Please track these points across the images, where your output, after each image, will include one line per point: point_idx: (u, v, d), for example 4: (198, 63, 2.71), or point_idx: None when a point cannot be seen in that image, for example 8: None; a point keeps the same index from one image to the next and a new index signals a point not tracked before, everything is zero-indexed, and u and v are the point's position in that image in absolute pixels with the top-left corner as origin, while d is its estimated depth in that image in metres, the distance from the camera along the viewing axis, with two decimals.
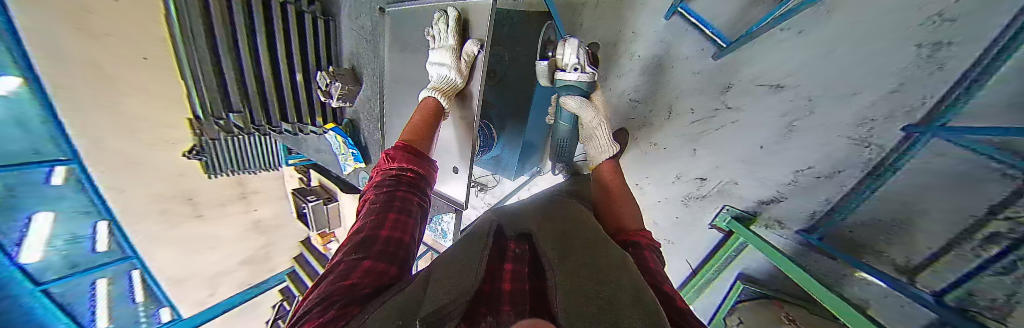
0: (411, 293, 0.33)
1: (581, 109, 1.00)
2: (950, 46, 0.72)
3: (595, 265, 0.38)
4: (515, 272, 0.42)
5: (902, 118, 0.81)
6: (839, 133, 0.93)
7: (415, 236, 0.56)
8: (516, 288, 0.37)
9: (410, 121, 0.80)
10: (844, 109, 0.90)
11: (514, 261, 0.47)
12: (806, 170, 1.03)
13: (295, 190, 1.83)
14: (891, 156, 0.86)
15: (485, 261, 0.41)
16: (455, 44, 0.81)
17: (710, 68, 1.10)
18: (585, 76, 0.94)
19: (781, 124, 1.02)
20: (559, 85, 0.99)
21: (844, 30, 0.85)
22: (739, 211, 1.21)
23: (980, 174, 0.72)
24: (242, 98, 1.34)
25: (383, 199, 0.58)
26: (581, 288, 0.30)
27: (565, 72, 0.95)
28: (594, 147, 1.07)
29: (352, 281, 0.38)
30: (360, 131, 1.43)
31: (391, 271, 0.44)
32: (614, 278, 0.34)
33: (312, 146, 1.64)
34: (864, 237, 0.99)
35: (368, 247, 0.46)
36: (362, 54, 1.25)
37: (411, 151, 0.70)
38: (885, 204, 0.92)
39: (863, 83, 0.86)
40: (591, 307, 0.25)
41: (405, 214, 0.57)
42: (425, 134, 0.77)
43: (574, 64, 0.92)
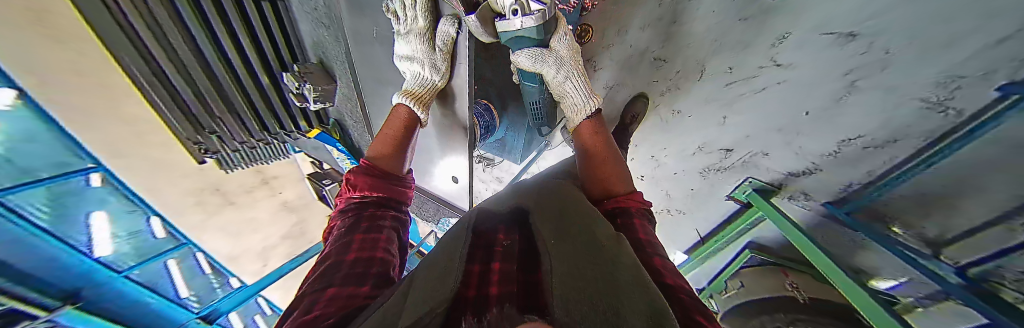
0: (386, 309, 0.29)
1: (539, 67, 0.82)
2: None
3: (592, 254, 0.34)
4: (502, 273, 0.35)
5: (1003, 76, 0.63)
6: (911, 94, 0.76)
7: (388, 254, 0.56)
8: (504, 291, 0.29)
9: (381, 134, 0.73)
10: (927, 64, 0.71)
11: (502, 259, 0.40)
12: (854, 139, 0.90)
13: (310, 175, 1.84)
14: (968, 123, 0.70)
15: (463, 259, 0.37)
16: (427, 28, 0.74)
17: (761, 12, 0.87)
18: (531, 19, 0.64)
19: (839, 84, 0.85)
20: (504, 37, 0.72)
21: None
22: (764, 183, 1.14)
23: None
24: (207, 109, 1.23)
25: (346, 232, 0.58)
26: (580, 279, 0.26)
27: (504, 20, 0.65)
28: (569, 108, 0.88)
29: (315, 313, 0.35)
30: (350, 131, 1.41)
31: (363, 290, 0.43)
32: (611, 256, 0.33)
33: (311, 145, 1.61)
34: (898, 211, 0.92)
35: (334, 277, 0.45)
36: (328, 46, 1.03)
37: (374, 173, 0.68)
38: (938, 178, 0.81)
39: (968, 27, 0.63)
40: (586, 295, 0.22)
41: (371, 236, 0.57)
42: (394, 153, 0.72)
43: (509, 6, 0.62)
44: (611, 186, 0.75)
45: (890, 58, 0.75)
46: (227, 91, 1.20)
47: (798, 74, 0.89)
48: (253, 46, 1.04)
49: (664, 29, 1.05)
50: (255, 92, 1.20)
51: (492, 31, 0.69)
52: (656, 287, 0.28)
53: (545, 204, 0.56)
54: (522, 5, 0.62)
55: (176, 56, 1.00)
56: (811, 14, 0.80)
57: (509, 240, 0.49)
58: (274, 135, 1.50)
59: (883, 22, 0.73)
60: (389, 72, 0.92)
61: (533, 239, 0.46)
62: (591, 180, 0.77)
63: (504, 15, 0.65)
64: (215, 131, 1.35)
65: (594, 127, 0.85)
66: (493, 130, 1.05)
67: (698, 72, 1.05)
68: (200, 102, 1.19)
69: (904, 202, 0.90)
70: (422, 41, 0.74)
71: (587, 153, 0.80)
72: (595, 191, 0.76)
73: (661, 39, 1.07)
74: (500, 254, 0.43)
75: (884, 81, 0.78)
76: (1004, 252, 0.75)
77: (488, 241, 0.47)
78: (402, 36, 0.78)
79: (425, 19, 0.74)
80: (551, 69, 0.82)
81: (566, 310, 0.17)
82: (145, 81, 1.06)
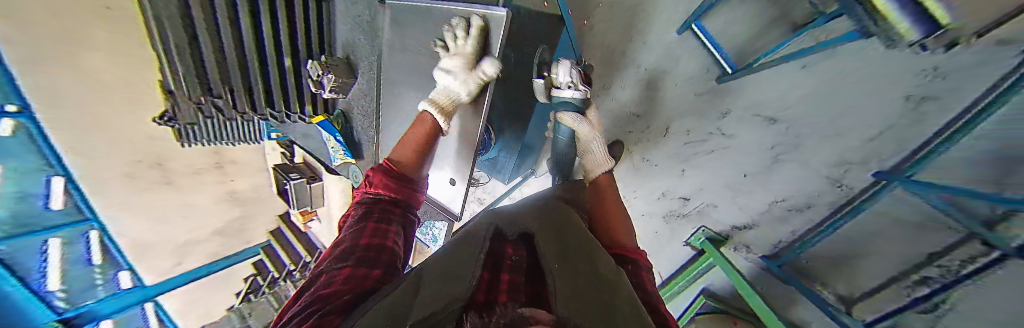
0: (400, 296, 0.30)
1: (578, 125, 0.92)
2: (935, 101, 0.74)
3: (592, 280, 0.36)
4: (513, 283, 0.35)
5: (874, 164, 0.87)
6: (817, 171, 0.99)
7: (397, 243, 0.57)
8: (514, 297, 0.29)
9: (405, 136, 0.77)
10: (827, 148, 0.95)
11: (511, 271, 0.38)
12: (780, 201, 1.10)
13: (278, 166, 1.77)
14: (857, 198, 0.92)
15: (481, 263, 0.39)
16: (473, 55, 0.77)
17: (711, 91, 1.12)
18: (578, 93, 0.90)
19: (768, 154, 1.07)
20: (555, 103, 0.93)
21: (835, 74, 0.88)
22: (714, 233, 1.28)
23: (935, 216, 0.77)
24: (222, 79, 1.18)
25: (359, 220, 0.59)
26: (585, 304, 0.27)
27: (558, 89, 0.90)
28: (592, 161, 0.98)
29: (333, 289, 0.37)
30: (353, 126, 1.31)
31: (374, 276, 0.43)
32: (611, 282, 0.37)
33: (300, 132, 1.53)
34: (818, 268, 1.07)
35: (346, 259, 0.46)
36: (358, 46, 1.10)
37: (393, 171, 0.70)
38: (841, 243, 0.99)
39: (853, 124, 0.89)
40: (589, 305, 0.26)
41: (382, 225, 0.58)
42: (415, 156, 0.75)
43: (568, 82, 0.87)
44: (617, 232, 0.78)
45: (801, 140, 0.99)
46: (247, 68, 1.18)
47: (738, 141, 1.11)
48: (289, 30, 1.07)
49: (644, 91, 1.27)
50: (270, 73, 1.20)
51: (547, 95, 0.93)
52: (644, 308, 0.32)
53: (549, 225, 0.59)
54: (576, 84, 0.89)
55: (215, 25, 1.01)
56: (746, 98, 1.06)
57: (517, 254, 0.46)
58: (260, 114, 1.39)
59: (796, 110, 0.97)
60: (397, 74, 0.98)
61: (537, 253, 0.46)
62: (597, 209, 0.86)
63: (560, 87, 0.89)
64: (218, 97, 1.24)
65: (610, 179, 0.96)
66: (488, 145, 1.09)
67: (664, 129, 1.25)
68: (218, 68, 1.14)
69: (819, 261, 1.06)
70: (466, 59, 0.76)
71: (602, 195, 0.91)
72: (605, 236, 0.77)
73: (643, 98, 1.28)
74: (509, 265, 0.41)
75: (799, 156, 1.01)
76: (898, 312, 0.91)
77: (497, 255, 0.44)
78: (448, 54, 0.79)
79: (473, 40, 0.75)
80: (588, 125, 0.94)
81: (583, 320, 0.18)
82: (172, 42, 1.00)
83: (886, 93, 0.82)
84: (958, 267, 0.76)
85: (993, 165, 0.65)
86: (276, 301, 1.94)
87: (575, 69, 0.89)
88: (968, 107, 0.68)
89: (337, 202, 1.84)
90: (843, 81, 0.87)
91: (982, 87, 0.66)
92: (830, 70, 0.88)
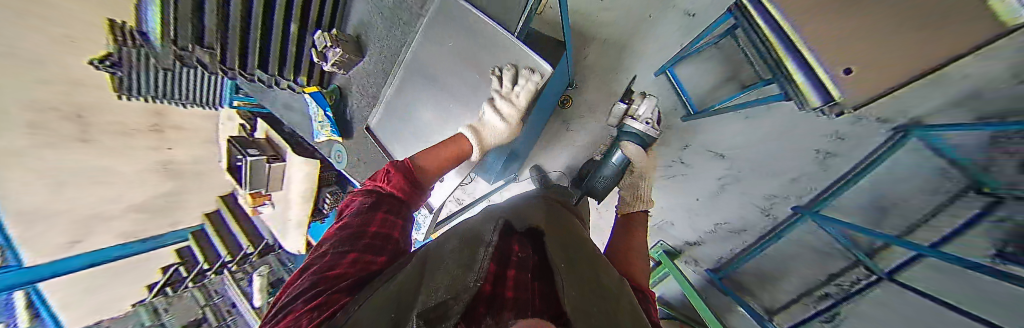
0: (407, 285, 0.35)
1: (636, 157, 1.01)
2: (834, 158, 1.01)
3: (600, 294, 0.42)
4: (518, 279, 0.42)
5: (793, 200, 1.11)
6: (753, 201, 1.20)
7: (403, 237, 0.58)
8: (521, 297, 0.36)
9: (436, 147, 0.79)
10: (760, 184, 1.17)
11: (517, 268, 0.45)
12: (724, 224, 1.29)
13: (233, 138, 1.57)
14: (779, 225, 1.15)
15: (489, 259, 0.43)
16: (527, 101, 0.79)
17: (678, 126, 1.25)
18: (652, 130, 0.99)
19: (716, 183, 1.24)
20: (623, 131, 1.06)
21: (772, 125, 1.08)
22: (670, 246, 1.45)
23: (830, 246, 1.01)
24: (218, 32, 0.96)
25: (370, 205, 0.59)
26: (591, 312, 0.34)
27: (635, 120, 1.01)
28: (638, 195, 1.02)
29: (337, 271, 0.41)
30: (348, 102, 1.24)
31: (379, 260, 0.47)
32: (609, 295, 0.43)
33: (281, 100, 1.35)
34: (747, 280, 1.27)
35: (355, 239, 0.48)
36: (372, 27, 1.06)
37: (409, 169, 0.70)
38: (766, 262, 1.21)
39: (780, 167, 1.11)
40: (586, 314, 0.32)
41: (391, 218, 0.58)
42: (439, 169, 0.76)
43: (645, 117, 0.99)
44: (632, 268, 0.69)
45: (741, 174, 1.18)
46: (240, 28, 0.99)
47: (695, 171, 1.27)
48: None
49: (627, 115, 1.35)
50: (265, 35, 1.03)
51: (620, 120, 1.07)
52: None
53: (554, 227, 0.66)
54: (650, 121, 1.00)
55: None
56: (703, 135, 1.21)
57: (523, 252, 0.53)
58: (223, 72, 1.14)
59: (740, 149, 1.16)
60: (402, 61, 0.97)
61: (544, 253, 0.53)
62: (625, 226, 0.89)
63: (635, 117, 1.02)
64: (183, 47, 0.94)
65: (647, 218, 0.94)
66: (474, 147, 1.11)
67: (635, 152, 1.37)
68: (217, 16, 0.93)
69: (748, 275, 1.26)
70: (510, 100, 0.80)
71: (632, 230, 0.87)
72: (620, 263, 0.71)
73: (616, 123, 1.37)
74: (516, 261, 0.48)
75: (739, 187, 1.21)
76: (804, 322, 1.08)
77: (506, 249, 0.51)
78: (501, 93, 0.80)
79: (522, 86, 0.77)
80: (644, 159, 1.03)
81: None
82: None
83: (805, 146, 1.04)
84: (849, 285, 0.97)
85: (875, 206, 0.93)
86: (203, 297, 1.66)
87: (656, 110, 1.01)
88: (856, 163, 0.96)
89: (298, 184, 1.66)
90: (775, 134, 1.08)
91: (874, 146, 0.92)
92: (769, 121, 1.08)
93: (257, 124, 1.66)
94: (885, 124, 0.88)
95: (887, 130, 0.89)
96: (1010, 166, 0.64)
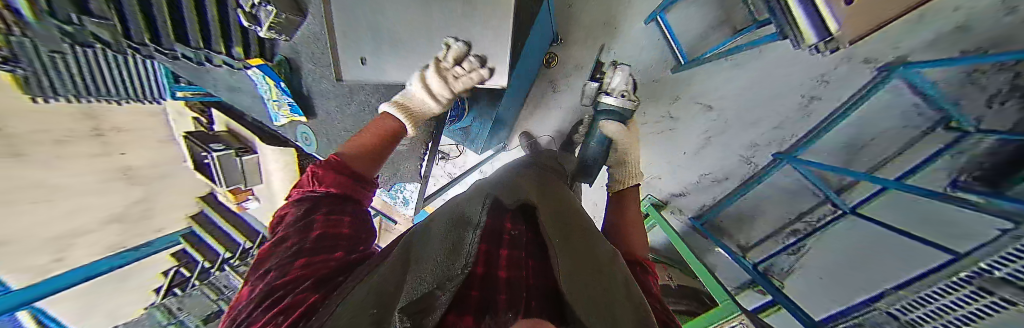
0: (389, 274, 0.33)
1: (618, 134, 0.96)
2: (818, 101, 0.98)
3: (592, 266, 0.43)
4: (511, 258, 0.42)
5: (775, 147, 1.10)
6: (736, 151, 1.19)
7: (354, 233, 0.57)
8: (513, 275, 0.36)
9: (357, 135, 0.71)
10: (744, 133, 1.15)
11: (510, 246, 0.45)
12: (707, 174, 1.31)
13: (189, 133, 1.43)
14: (759, 172, 1.17)
15: (478, 240, 0.41)
16: (453, 84, 0.68)
17: (668, 79, 1.20)
18: (622, 102, 0.97)
19: (702, 136, 1.23)
20: (600, 109, 1.02)
21: (760, 71, 1.03)
22: (657, 199, 1.49)
23: (800, 189, 1.10)
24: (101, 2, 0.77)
25: (304, 214, 0.56)
26: (586, 286, 0.35)
27: (609, 96, 0.99)
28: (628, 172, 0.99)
29: (292, 276, 0.40)
30: (302, 74, 0.80)
31: (336, 257, 0.47)
32: (608, 272, 0.44)
33: (218, 81, 0.93)
34: (725, 224, 1.36)
35: (299, 250, 0.47)
36: None
37: (338, 168, 0.64)
38: (743, 206, 1.28)
39: (763, 115, 1.09)
40: (585, 292, 0.32)
41: (333, 217, 0.57)
42: (371, 156, 0.69)
43: (618, 89, 0.98)
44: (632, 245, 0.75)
45: (728, 125, 1.16)
46: None
47: (683, 124, 1.25)
48: None
49: (610, 72, 1.29)
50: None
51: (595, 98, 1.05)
52: (640, 298, 0.39)
53: (545, 200, 0.65)
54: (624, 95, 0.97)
55: None
56: (693, 87, 1.17)
57: (516, 230, 0.52)
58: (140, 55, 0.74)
59: (728, 100, 1.13)
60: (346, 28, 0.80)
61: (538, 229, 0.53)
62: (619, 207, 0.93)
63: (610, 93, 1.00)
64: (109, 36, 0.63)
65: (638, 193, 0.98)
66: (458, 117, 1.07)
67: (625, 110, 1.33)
68: None
69: (728, 218, 1.34)
70: (451, 84, 0.68)
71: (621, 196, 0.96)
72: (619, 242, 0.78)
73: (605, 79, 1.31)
74: (508, 241, 0.47)
75: (725, 138, 1.19)
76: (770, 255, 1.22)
77: (497, 228, 0.50)
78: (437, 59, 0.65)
79: (467, 76, 0.66)
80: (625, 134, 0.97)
81: (571, 313, 0.24)
82: None
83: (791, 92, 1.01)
84: (815, 221, 1.08)
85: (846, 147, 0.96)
86: (213, 292, 1.70)
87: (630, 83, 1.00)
88: (836, 106, 0.95)
89: (278, 176, 1.60)
90: (764, 80, 1.04)
91: (858, 86, 0.90)
92: (760, 67, 1.02)
93: (213, 115, 1.52)
94: (869, 65, 0.87)
95: (871, 71, 0.87)
96: (1012, 107, 0.67)
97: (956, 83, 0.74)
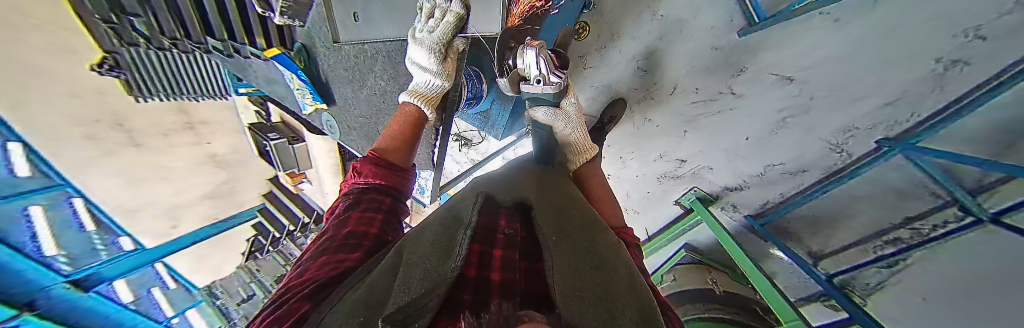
0: (379, 279, 0.30)
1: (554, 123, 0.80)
2: (964, 67, 0.66)
3: (596, 260, 0.37)
4: (505, 259, 0.36)
5: (881, 131, 0.82)
6: (820, 136, 0.93)
7: (386, 229, 0.52)
8: (507, 278, 0.30)
9: (389, 127, 0.62)
10: (837, 113, 0.88)
11: (505, 245, 0.39)
12: (776, 165, 1.06)
13: (253, 125, 1.63)
14: (852, 164, 0.91)
15: (470, 241, 0.37)
16: (443, 49, 0.59)
17: (731, 45, 0.96)
18: (549, 88, 0.70)
19: (774, 118, 0.99)
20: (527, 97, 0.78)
21: (874, 27, 0.74)
22: (705, 193, 1.28)
23: (913, 192, 0.80)
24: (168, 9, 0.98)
25: (345, 208, 0.52)
26: (585, 282, 0.29)
27: (527, 84, 0.70)
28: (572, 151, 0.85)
29: (306, 277, 0.38)
30: (319, 60, 0.83)
31: (351, 259, 0.42)
32: (610, 264, 0.37)
33: (259, 74, 1.03)
34: (796, 227, 1.10)
35: (323, 249, 0.44)
36: None
37: (380, 162, 0.57)
38: (826, 208, 1.00)
39: (872, 87, 0.80)
40: (587, 292, 0.25)
41: (368, 213, 0.51)
42: (403, 146, 0.60)
43: (535, 76, 0.67)
44: (605, 214, 0.78)
45: (813, 103, 0.90)
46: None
47: (746, 103, 1.01)
48: None
49: (650, 42, 1.09)
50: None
51: (515, 88, 0.76)
52: (650, 295, 0.32)
53: (545, 198, 0.60)
54: (546, 78, 0.68)
55: None
56: (765, 55, 0.92)
57: (511, 227, 0.46)
58: (176, 45, 1.00)
59: (816, 71, 0.86)
60: None
61: (533, 227, 0.47)
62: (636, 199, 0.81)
63: (529, 80, 0.71)
64: (138, 17, 0.86)
65: (596, 172, 0.89)
66: (478, 100, 0.93)
67: (671, 87, 1.12)
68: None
69: (800, 220, 1.08)
70: (437, 47, 0.58)
71: None
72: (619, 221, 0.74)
73: (647, 51, 1.11)
74: (503, 239, 0.41)
75: (807, 121, 0.93)
76: (853, 268, 0.97)
77: (490, 225, 0.45)
78: (418, 33, 0.59)
79: (445, 28, 0.57)
80: (564, 118, 0.80)
81: (579, 313, 0.19)
82: None
83: (915, 55, 0.71)
84: (928, 230, 0.79)
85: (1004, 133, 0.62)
86: (281, 258, 2.04)
87: (547, 52, 0.64)
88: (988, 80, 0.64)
89: (322, 161, 1.78)
90: (873, 42, 0.76)
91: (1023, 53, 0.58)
92: (879, 20, 0.73)
93: (269, 108, 1.73)
94: None
95: None
96: None
97: None
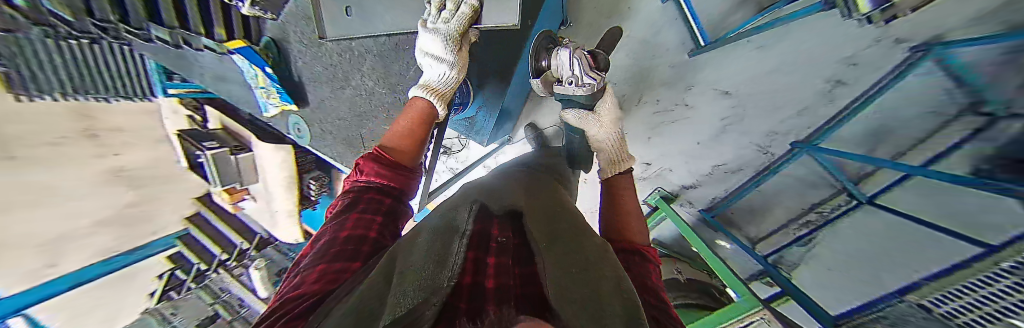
0: (373, 285, 0.27)
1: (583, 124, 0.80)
2: (843, 86, 0.92)
3: (587, 261, 0.38)
4: (500, 265, 0.35)
5: (793, 135, 1.05)
6: (752, 140, 1.14)
7: (386, 233, 0.47)
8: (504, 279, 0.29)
9: (393, 125, 0.59)
10: (765, 121, 1.09)
11: (498, 252, 0.38)
12: (721, 166, 1.25)
13: (182, 132, 1.37)
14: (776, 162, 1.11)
15: (464, 250, 0.35)
16: (453, 34, 0.60)
17: (683, 64, 1.14)
18: (583, 89, 0.75)
19: (718, 125, 1.18)
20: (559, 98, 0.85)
21: (790, 53, 0.97)
22: (667, 192, 1.42)
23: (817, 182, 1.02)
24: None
25: (343, 209, 0.48)
26: (579, 278, 0.29)
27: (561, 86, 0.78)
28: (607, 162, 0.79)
29: (301, 289, 0.32)
30: (290, 55, 0.77)
31: (352, 269, 0.37)
32: (601, 264, 0.38)
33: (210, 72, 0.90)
34: (739, 216, 1.31)
35: (321, 254, 0.39)
36: None
37: (383, 160, 0.54)
38: (759, 198, 1.22)
39: (787, 100, 1.02)
40: (581, 290, 0.25)
41: (367, 215, 0.47)
42: (414, 144, 0.58)
43: (569, 76, 0.75)
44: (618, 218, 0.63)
45: (745, 113, 1.11)
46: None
47: (697, 113, 1.19)
48: None
49: (619, 60, 1.24)
50: None
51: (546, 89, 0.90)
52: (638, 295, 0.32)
53: (535, 204, 0.61)
54: (580, 78, 0.74)
55: None
56: (709, 73, 1.11)
57: (504, 236, 0.46)
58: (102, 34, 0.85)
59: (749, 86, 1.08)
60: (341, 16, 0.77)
61: (525, 233, 0.47)
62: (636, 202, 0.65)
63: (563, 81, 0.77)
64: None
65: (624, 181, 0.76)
66: (466, 102, 0.95)
67: (637, 99, 1.27)
68: None
69: (741, 210, 1.28)
70: (450, 37, 0.59)
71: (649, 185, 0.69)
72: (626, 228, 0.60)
73: (617, 67, 1.26)
74: (495, 247, 0.40)
75: (742, 127, 1.14)
76: (778, 249, 1.16)
77: (483, 234, 0.44)
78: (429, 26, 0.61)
79: (460, 17, 0.61)
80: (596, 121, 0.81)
81: (565, 309, 0.18)
82: None
83: (813, 76, 0.96)
84: (827, 212, 1.02)
85: None
86: (208, 295, 1.71)
87: (582, 56, 0.73)
88: (858, 95, 0.90)
89: (273, 174, 1.55)
90: (786, 66, 0.99)
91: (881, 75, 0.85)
92: (790, 47, 0.97)
93: (207, 113, 1.49)
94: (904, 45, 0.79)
95: (907, 51, 0.79)
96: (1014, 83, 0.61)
97: (991, 61, 0.64)
